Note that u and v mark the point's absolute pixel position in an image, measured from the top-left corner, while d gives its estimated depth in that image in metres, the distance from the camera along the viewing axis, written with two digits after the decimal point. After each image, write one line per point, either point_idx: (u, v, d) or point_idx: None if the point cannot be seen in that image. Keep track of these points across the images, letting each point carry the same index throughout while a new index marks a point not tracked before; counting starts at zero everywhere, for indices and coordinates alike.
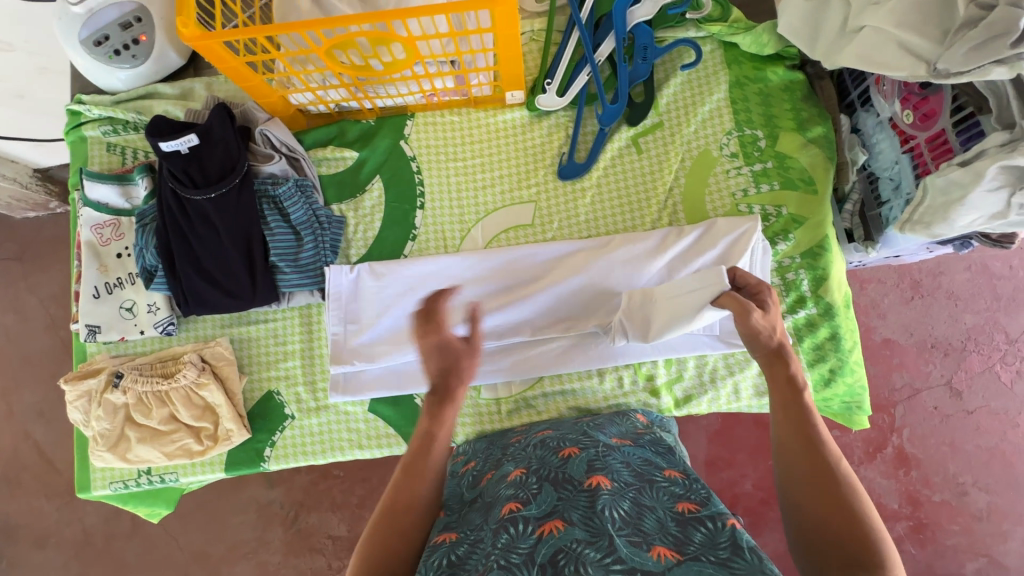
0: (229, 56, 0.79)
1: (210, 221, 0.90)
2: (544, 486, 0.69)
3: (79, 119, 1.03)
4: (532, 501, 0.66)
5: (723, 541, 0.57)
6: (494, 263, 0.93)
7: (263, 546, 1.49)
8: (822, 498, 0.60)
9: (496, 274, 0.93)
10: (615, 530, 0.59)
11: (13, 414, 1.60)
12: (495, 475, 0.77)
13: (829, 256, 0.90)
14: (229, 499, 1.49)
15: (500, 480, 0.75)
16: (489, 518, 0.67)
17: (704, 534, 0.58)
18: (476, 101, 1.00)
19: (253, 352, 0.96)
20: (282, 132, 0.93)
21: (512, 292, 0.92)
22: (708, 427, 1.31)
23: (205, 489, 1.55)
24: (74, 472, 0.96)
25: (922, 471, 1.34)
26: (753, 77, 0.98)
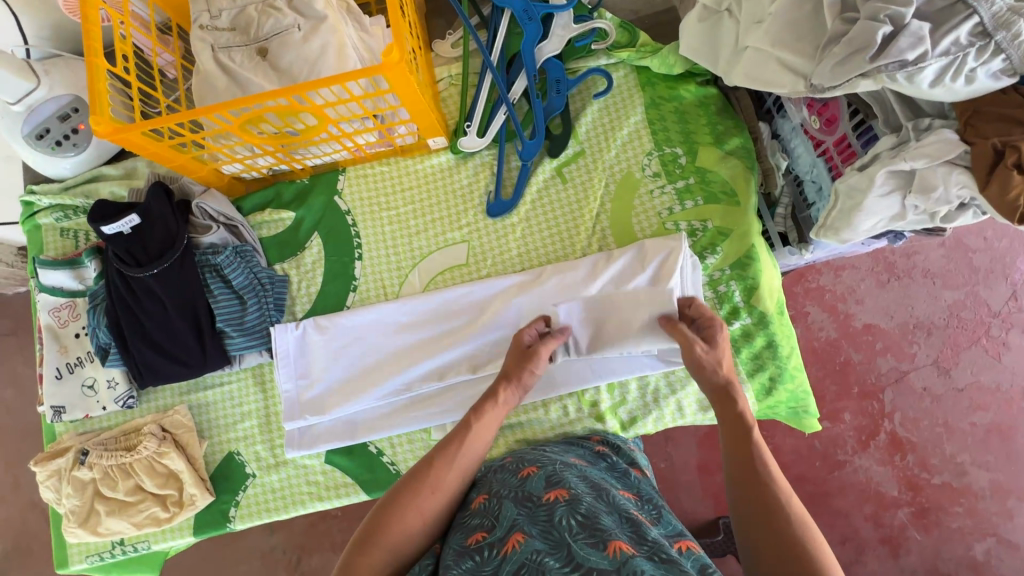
0: (150, 143, 0.84)
1: (156, 296, 0.94)
2: (506, 504, 0.72)
3: (33, 209, 1.09)
4: (495, 524, 0.69)
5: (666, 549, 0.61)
6: (432, 305, 0.95)
7: None
8: (759, 506, 0.63)
9: (436, 316, 0.95)
10: (573, 537, 0.63)
11: (21, 486, 1.67)
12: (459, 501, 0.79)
13: (758, 265, 0.91)
14: (232, 549, 1.52)
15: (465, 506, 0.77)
16: (455, 544, 0.70)
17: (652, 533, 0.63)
18: (403, 150, 1.03)
19: (211, 416, 0.99)
20: (217, 202, 0.98)
21: (451, 332, 0.94)
22: (697, 432, 1.30)
23: (209, 541, 1.58)
24: (53, 550, 0.99)
25: (918, 455, 1.32)
26: (668, 96, 1.00)
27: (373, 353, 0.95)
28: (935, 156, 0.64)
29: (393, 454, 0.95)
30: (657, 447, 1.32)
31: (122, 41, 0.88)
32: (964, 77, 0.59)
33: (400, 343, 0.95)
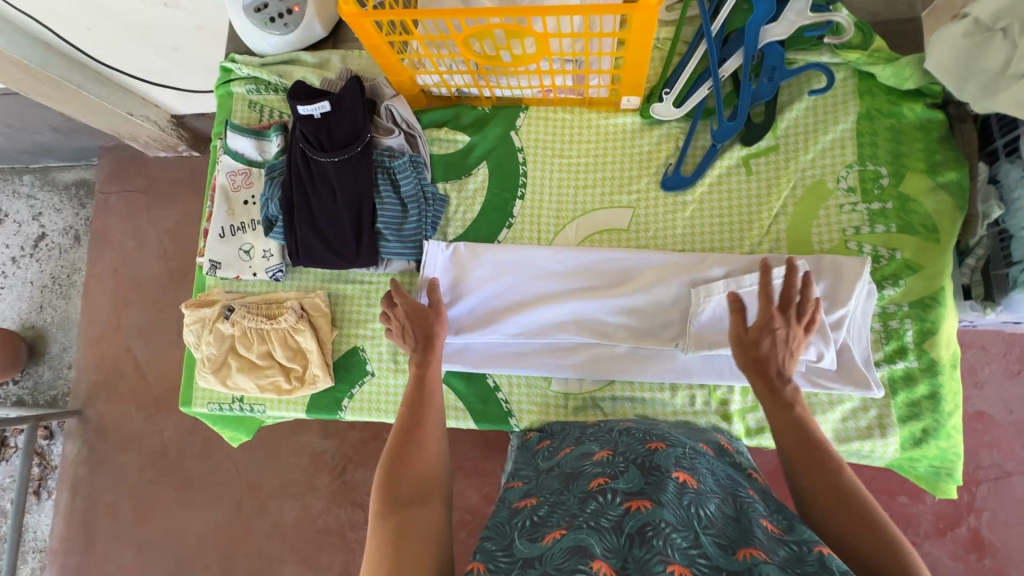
0: (375, 34, 0.86)
1: (331, 182, 0.98)
2: (632, 468, 0.68)
3: (230, 76, 1.15)
4: (620, 477, 0.66)
5: (813, 560, 0.54)
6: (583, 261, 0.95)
7: (310, 490, 1.61)
8: (839, 515, 0.60)
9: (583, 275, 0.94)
10: (701, 526, 0.57)
11: (121, 328, 1.83)
12: (576, 451, 0.78)
13: (943, 309, 0.85)
14: (288, 440, 1.62)
15: (585, 457, 0.75)
16: (573, 486, 0.68)
17: (788, 550, 0.56)
18: (591, 102, 1.01)
19: (346, 307, 1.04)
20: (405, 109, 1.00)
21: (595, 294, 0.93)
22: (762, 465, 1.26)
23: (268, 426, 1.68)
24: (180, 388, 1.07)
25: (997, 561, 1.22)
26: (887, 111, 0.93)
27: (519, 290, 0.96)
28: None
29: (509, 392, 0.97)
30: None
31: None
32: None
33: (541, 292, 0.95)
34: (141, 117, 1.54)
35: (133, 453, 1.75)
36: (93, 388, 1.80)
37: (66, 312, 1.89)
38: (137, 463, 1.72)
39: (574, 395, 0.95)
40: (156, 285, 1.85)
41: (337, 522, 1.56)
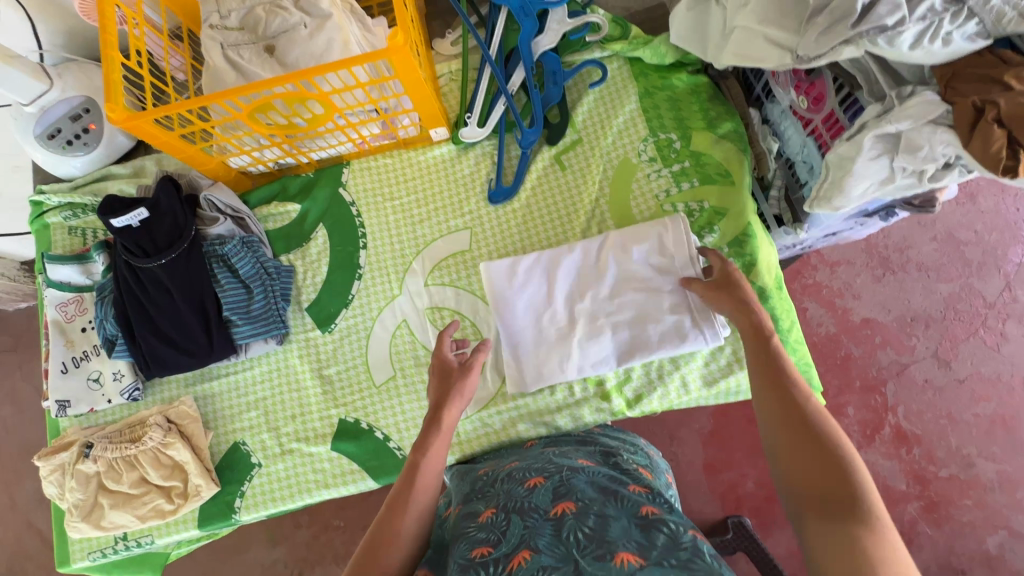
0: (160, 132, 0.86)
1: (164, 285, 0.95)
2: (513, 519, 0.69)
3: (42, 209, 1.11)
4: (502, 539, 0.67)
5: (685, 542, 0.59)
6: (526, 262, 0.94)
7: None
8: (796, 458, 0.62)
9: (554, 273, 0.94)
10: (580, 552, 0.61)
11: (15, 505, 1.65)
12: (465, 513, 0.77)
13: (754, 242, 0.94)
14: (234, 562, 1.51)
15: (472, 518, 0.74)
16: (457, 559, 0.67)
17: (665, 534, 0.61)
18: (406, 142, 1.06)
19: (217, 406, 1.00)
20: (225, 195, 1.00)
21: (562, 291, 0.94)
22: (701, 430, 1.30)
23: (207, 557, 1.56)
24: (54, 548, 0.97)
25: (924, 448, 1.31)
26: (661, 85, 1.04)
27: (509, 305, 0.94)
28: (920, 115, 0.67)
29: (400, 438, 0.94)
30: (663, 448, 1.31)
31: (135, 39, 0.91)
32: (941, 39, 0.62)
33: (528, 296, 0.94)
34: None
35: None
36: None
37: None
38: None
39: (465, 420, 0.95)
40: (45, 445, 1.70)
41: None
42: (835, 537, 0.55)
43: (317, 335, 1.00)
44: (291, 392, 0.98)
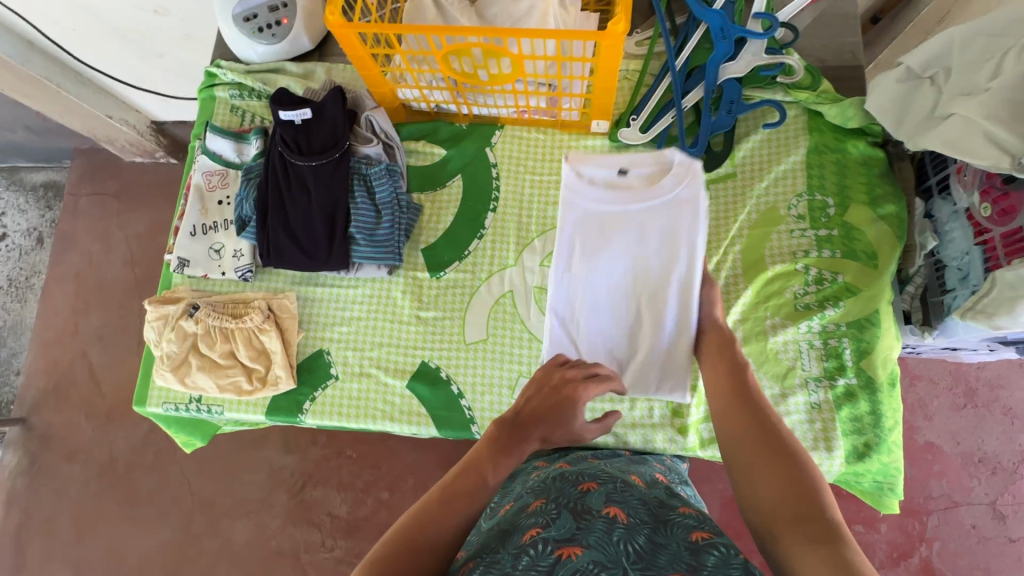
0: (358, 44, 0.89)
1: (306, 186, 1.00)
2: (564, 512, 0.67)
3: (213, 81, 1.18)
4: (552, 524, 0.64)
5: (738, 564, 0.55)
6: (603, 174, 0.78)
7: (265, 509, 1.82)
8: (753, 468, 0.59)
9: (615, 224, 0.78)
10: (629, 561, 0.57)
11: (79, 333, 2.07)
12: (515, 507, 0.75)
13: (879, 330, 0.91)
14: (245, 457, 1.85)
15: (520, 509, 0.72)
16: (506, 542, 0.65)
17: (716, 556, 0.56)
18: (563, 124, 1.07)
19: (314, 311, 1.04)
20: (384, 120, 1.04)
21: (608, 281, 0.80)
22: (723, 492, 1.26)
23: (226, 443, 1.87)
24: (135, 386, 1.04)
25: None
26: (834, 146, 1.01)
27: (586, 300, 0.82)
28: None
29: (472, 399, 0.97)
30: None
31: None
32: None
33: (581, 264, 0.80)
34: (120, 120, 1.52)
35: (77, 464, 1.95)
36: (41, 395, 2.02)
37: (18, 315, 2.17)
38: (82, 473, 1.93)
39: None
40: (118, 287, 2.11)
41: (295, 540, 1.78)
42: (816, 563, 0.49)
43: (425, 277, 1.03)
44: (384, 318, 1.02)
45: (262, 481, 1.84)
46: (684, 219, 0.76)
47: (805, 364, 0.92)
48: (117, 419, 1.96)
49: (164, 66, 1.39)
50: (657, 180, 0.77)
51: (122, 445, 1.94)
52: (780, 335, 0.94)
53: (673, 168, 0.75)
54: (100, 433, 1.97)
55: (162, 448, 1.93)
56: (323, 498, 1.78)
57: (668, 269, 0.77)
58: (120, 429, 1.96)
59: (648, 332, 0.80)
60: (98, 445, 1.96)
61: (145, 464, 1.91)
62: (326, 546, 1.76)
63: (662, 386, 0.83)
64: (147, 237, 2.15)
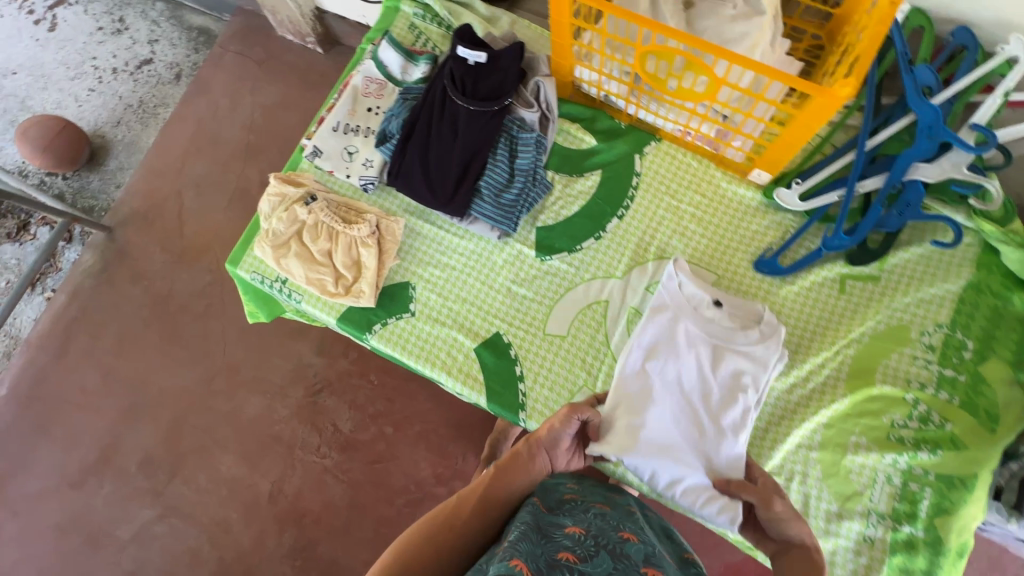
0: (565, 12, 0.87)
1: (456, 126, 1.01)
2: (602, 552, 0.66)
3: None
4: (589, 558, 0.64)
5: None
6: (700, 295, 0.93)
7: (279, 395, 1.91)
8: None
9: (700, 342, 0.90)
10: None
11: (182, 174, 2.21)
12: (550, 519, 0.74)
13: (969, 496, 0.83)
14: (281, 343, 1.95)
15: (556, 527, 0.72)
16: (540, 550, 0.65)
17: None
18: (721, 160, 1.03)
19: (415, 244, 1.05)
20: (551, 91, 1.02)
21: (676, 383, 0.89)
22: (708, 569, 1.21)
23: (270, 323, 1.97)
24: (234, 246, 1.09)
25: None
26: (997, 292, 0.91)
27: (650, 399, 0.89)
28: None
29: (529, 387, 0.96)
30: None
31: None
32: None
33: (656, 362, 0.91)
34: None
35: (139, 286, 2.10)
36: (132, 214, 2.18)
37: (136, 137, 2.32)
38: (140, 296, 2.07)
39: None
40: (227, 145, 2.23)
41: (295, 432, 1.86)
42: None
43: (530, 255, 1.02)
44: (477, 279, 1.02)
45: (286, 370, 1.93)
46: (752, 360, 0.89)
47: (873, 496, 0.87)
48: (185, 262, 2.09)
49: None
50: (744, 327, 0.91)
51: (181, 286, 2.07)
52: (860, 456, 0.88)
53: (762, 325, 0.90)
54: (167, 267, 2.11)
55: (213, 303, 2.05)
56: (335, 408, 1.85)
57: (728, 394, 0.88)
58: (185, 271, 2.09)
59: (704, 444, 0.86)
60: (162, 278, 2.10)
61: (194, 311, 2.04)
62: (319, 452, 1.83)
63: (712, 509, 0.80)
64: (270, 111, 2.25)
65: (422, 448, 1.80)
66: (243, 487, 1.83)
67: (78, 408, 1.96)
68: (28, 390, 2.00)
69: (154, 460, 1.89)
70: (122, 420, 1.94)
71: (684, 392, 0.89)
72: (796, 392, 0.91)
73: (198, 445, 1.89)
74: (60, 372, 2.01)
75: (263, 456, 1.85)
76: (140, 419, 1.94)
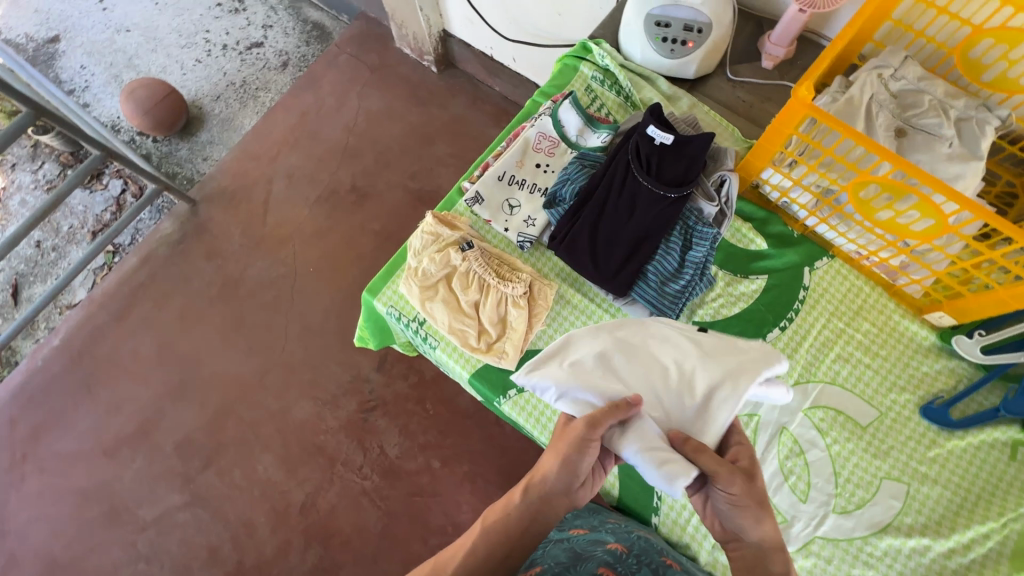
0: (792, 122, 0.85)
1: (634, 205, 0.98)
2: (639, 570, 0.76)
3: (583, 56, 1.20)
4: (625, 572, 0.74)
5: None
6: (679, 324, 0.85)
7: (331, 405, 1.79)
8: None
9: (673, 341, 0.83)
10: None
11: (276, 162, 2.17)
12: (594, 536, 0.86)
13: None
14: (344, 352, 1.85)
15: (600, 543, 0.83)
16: (581, 561, 0.76)
17: None
18: (895, 291, 0.99)
19: (564, 314, 1.01)
20: (735, 188, 0.99)
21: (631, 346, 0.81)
22: None
23: (336, 330, 1.90)
24: (375, 275, 1.06)
25: None
26: None
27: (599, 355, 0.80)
28: None
29: (665, 489, 0.93)
30: None
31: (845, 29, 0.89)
32: None
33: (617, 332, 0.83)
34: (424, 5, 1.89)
35: (209, 263, 2.01)
36: (218, 191, 2.13)
37: (233, 114, 2.31)
38: (209, 274, 1.99)
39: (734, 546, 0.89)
40: (326, 141, 2.19)
41: (339, 446, 1.74)
42: None
43: None
44: None
45: (342, 381, 1.82)
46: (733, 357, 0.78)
47: None
48: (263, 248, 2.02)
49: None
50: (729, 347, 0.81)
51: (252, 271, 1.99)
52: None
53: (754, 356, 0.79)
54: (242, 250, 2.03)
55: (282, 295, 1.95)
56: (386, 431, 1.74)
57: (711, 368, 0.75)
58: (260, 259, 2.01)
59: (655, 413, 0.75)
60: (234, 259, 2.02)
61: (261, 300, 1.94)
62: (361, 472, 1.70)
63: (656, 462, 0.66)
64: (374, 117, 2.22)
65: (468, 490, 1.68)
66: (276, 492, 1.69)
67: (126, 374, 1.85)
68: (78, 349, 1.89)
69: (192, 444, 1.76)
70: (168, 396, 1.82)
71: (660, 358, 0.79)
72: (954, 559, 0.86)
73: (237, 438, 1.76)
74: (117, 334, 1.90)
75: (303, 464, 1.72)
76: (189, 397, 1.82)
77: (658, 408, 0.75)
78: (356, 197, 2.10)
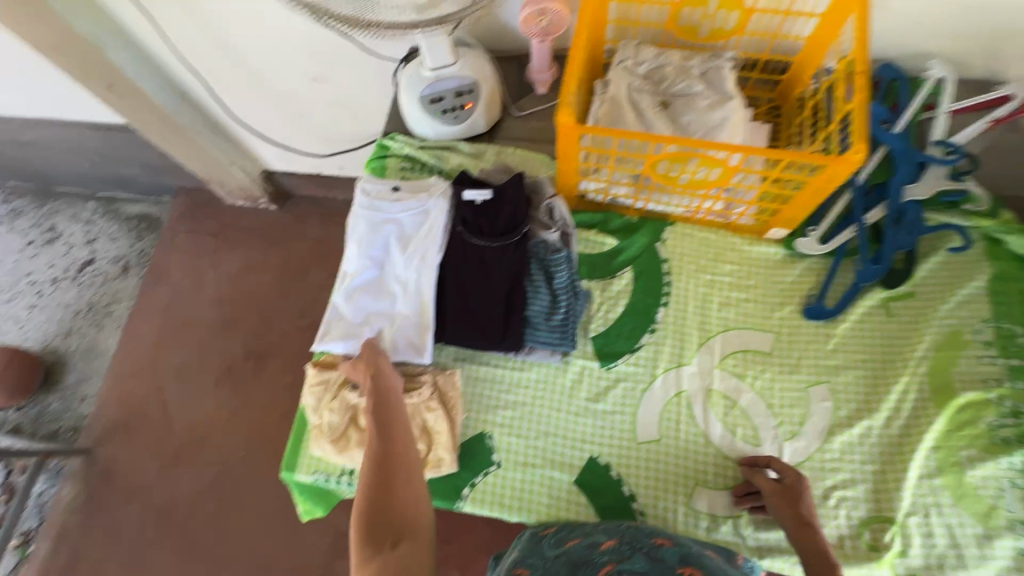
0: (573, 142, 0.93)
1: (485, 265, 1.02)
2: (637, 558, 0.73)
3: (385, 152, 1.23)
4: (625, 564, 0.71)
5: None
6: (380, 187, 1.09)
7: None
8: None
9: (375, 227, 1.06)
10: None
11: (157, 368, 2.01)
12: (584, 540, 0.82)
13: None
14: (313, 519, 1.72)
15: (593, 546, 0.78)
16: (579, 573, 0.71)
17: None
18: (734, 227, 1.09)
19: (477, 393, 1.02)
20: (565, 209, 1.06)
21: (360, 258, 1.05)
22: None
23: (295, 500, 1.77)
24: (285, 452, 1.02)
25: None
26: (1016, 275, 0.98)
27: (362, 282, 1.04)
28: None
29: (644, 503, 0.94)
30: None
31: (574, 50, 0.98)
32: None
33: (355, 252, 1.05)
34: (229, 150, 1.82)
35: (133, 506, 1.81)
36: (108, 427, 1.92)
37: (91, 340, 2.12)
38: (137, 516, 1.79)
39: (723, 518, 0.92)
40: (199, 323, 2.08)
41: None
42: None
43: (595, 367, 1.01)
44: (552, 409, 1.00)
45: (325, 547, 1.69)
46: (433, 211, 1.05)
47: (1008, 504, 0.86)
48: (182, 461, 1.84)
49: (321, 92, 1.53)
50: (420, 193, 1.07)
51: (181, 489, 1.81)
52: (979, 469, 0.88)
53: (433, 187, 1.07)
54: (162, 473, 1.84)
55: (224, 496, 1.79)
56: None
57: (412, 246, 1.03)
58: (183, 472, 1.83)
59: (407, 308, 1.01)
60: (158, 487, 1.83)
61: (205, 512, 1.77)
62: None
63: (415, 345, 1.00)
64: (236, 278, 2.13)
65: None
66: None
67: None
68: None
69: None
70: None
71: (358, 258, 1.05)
72: (895, 425, 0.94)
73: None
74: None
75: None
76: None
77: (406, 299, 1.02)
78: (254, 361, 1.99)
